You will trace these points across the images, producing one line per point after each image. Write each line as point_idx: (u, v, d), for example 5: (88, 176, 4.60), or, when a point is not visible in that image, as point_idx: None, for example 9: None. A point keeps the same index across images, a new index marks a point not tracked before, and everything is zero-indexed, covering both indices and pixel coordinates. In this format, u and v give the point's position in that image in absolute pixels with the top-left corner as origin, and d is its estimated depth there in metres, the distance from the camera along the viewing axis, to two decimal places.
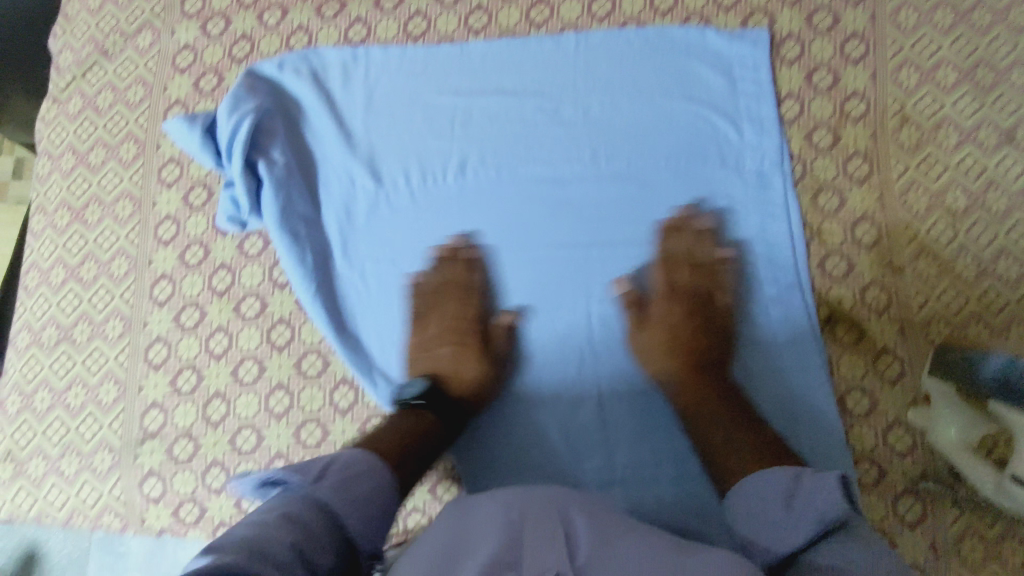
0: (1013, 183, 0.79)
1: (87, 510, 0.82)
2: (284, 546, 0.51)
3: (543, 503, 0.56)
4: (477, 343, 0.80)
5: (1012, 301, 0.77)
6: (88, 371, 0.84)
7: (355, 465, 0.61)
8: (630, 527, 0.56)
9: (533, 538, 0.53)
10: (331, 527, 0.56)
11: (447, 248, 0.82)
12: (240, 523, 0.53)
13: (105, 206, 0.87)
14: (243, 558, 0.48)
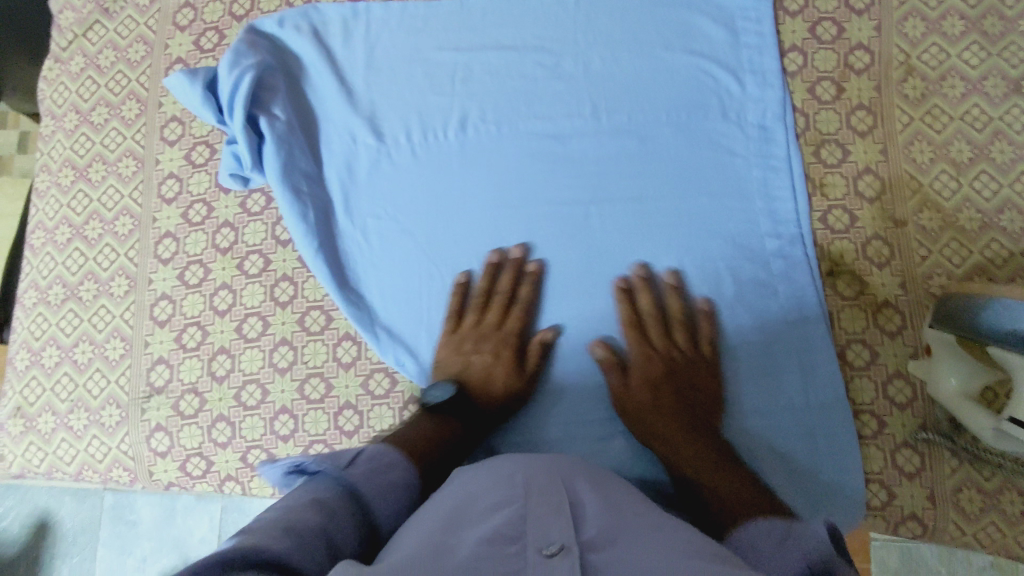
0: (1019, 134, 0.79)
1: (97, 464, 0.83)
2: (319, 527, 0.49)
3: (553, 486, 0.55)
4: (513, 355, 0.78)
5: (1017, 253, 0.77)
6: (95, 329, 0.85)
7: (381, 462, 0.61)
8: (647, 520, 0.53)
9: (541, 512, 0.51)
10: (359, 518, 0.54)
11: (495, 257, 0.81)
12: (266, 510, 0.50)
13: (108, 164, 0.88)
14: (281, 538, 0.45)
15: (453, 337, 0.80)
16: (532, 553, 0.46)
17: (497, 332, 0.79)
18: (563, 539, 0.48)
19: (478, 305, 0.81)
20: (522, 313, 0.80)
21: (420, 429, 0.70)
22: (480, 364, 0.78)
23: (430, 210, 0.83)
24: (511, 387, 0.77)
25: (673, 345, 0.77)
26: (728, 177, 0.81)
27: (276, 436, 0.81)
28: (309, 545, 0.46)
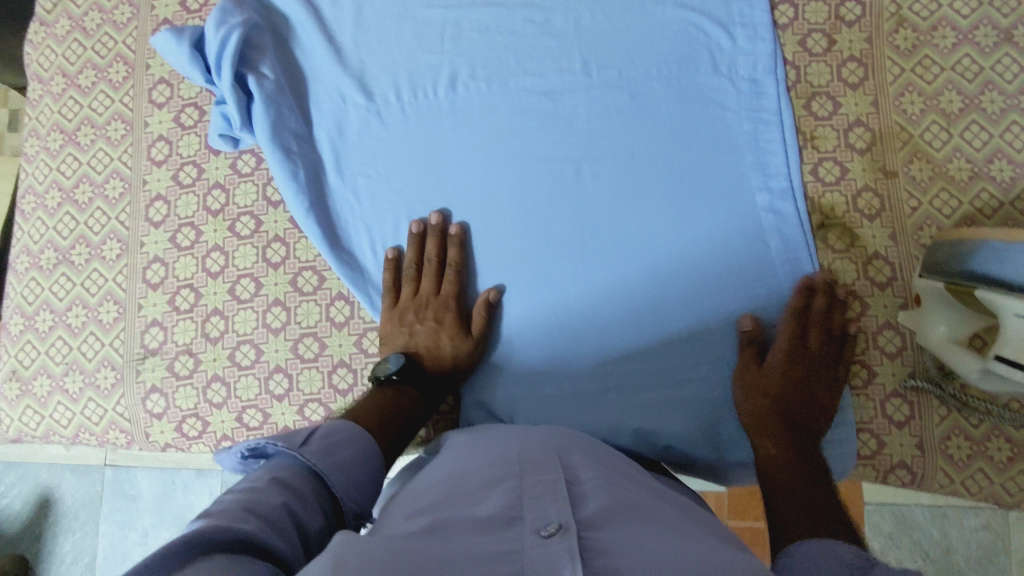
0: (1010, 83, 0.78)
1: (93, 426, 0.83)
2: (281, 507, 0.48)
3: (552, 471, 0.53)
4: (454, 318, 0.79)
5: (1007, 202, 0.77)
6: (89, 292, 0.85)
7: (335, 436, 0.61)
8: (646, 505, 0.52)
9: (538, 493, 0.49)
10: (320, 495, 0.54)
11: (424, 224, 0.81)
12: (224, 492, 0.50)
13: (97, 128, 0.87)
14: (246, 520, 0.44)
15: (394, 309, 0.80)
16: (529, 533, 0.44)
17: (434, 298, 0.80)
18: (561, 518, 0.46)
19: (410, 275, 0.81)
20: (455, 275, 0.80)
21: (374, 404, 0.71)
22: (425, 332, 0.79)
23: (421, 170, 0.83)
24: (461, 349, 0.78)
25: (665, 302, 0.78)
26: (718, 130, 0.80)
27: (271, 395, 0.81)
28: (274, 525, 0.46)
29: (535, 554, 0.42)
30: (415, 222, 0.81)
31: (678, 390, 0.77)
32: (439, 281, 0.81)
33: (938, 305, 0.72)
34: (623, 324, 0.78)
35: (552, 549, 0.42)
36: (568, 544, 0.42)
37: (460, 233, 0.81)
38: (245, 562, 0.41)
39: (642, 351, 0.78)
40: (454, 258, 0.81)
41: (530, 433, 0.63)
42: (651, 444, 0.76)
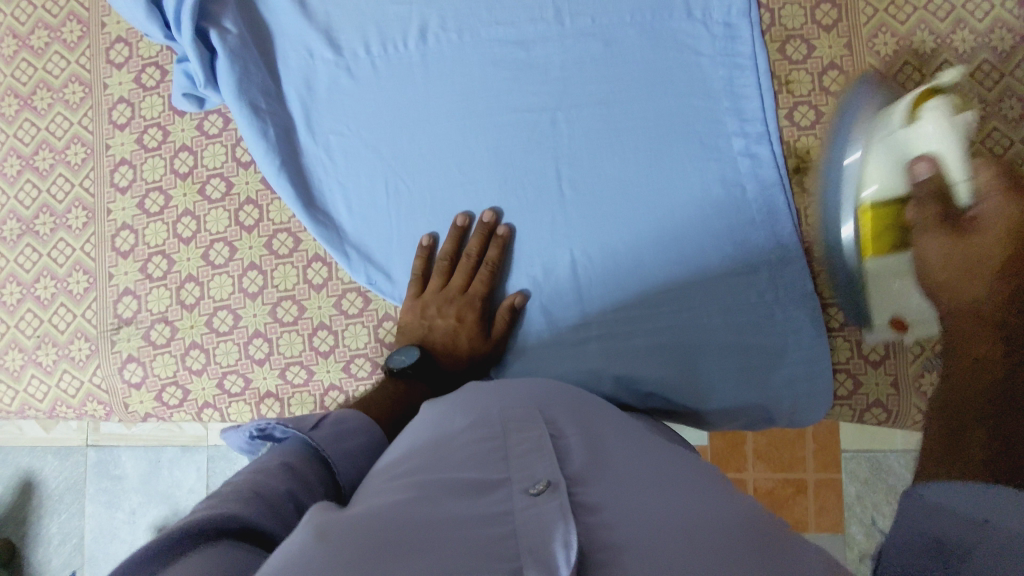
0: (981, 22, 0.78)
1: (70, 400, 0.82)
2: (286, 493, 0.49)
3: (536, 428, 0.53)
4: (475, 318, 0.78)
5: (978, 140, 0.77)
6: (56, 263, 0.82)
7: (346, 423, 0.62)
8: (630, 459, 0.52)
9: (524, 455, 0.48)
10: (324, 481, 0.55)
11: (461, 223, 0.79)
12: (234, 472, 0.51)
13: (54, 91, 0.84)
14: (249, 509, 0.45)
15: (416, 299, 0.79)
16: (518, 494, 0.44)
17: (460, 295, 0.78)
18: (550, 478, 0.45)
19: (441, 268, 0.79)
20: (488, 276, 0.78)
21: (385, 395, 0.71)
22: (443, 328, 0.78)
23: (394, 125, 0.82)
24: (476, 349, 0.77)
25: (644, 252, 0.78)
26: (693, 77, 0.80)
27: (251, 359, 0.80)
28: (276, 512, 0.47)
29: (527, 514, 0.42)
30: (458, 215, 0.80)
31: (656, 336, 0.77)
32: (470, 278, 0.79)
33: (897, 282, 0.72)
34: (602, 274, 0.79)
35: (544, 510, 0.42)
36: (559, 505, 0.42)
37: (506, 237, 0.79)
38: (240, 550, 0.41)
39: (622, 300, 0.78)
40: (493, 258, 0.79)
41: (511, 387, 0.63)
42: (634, 390, 0.77)
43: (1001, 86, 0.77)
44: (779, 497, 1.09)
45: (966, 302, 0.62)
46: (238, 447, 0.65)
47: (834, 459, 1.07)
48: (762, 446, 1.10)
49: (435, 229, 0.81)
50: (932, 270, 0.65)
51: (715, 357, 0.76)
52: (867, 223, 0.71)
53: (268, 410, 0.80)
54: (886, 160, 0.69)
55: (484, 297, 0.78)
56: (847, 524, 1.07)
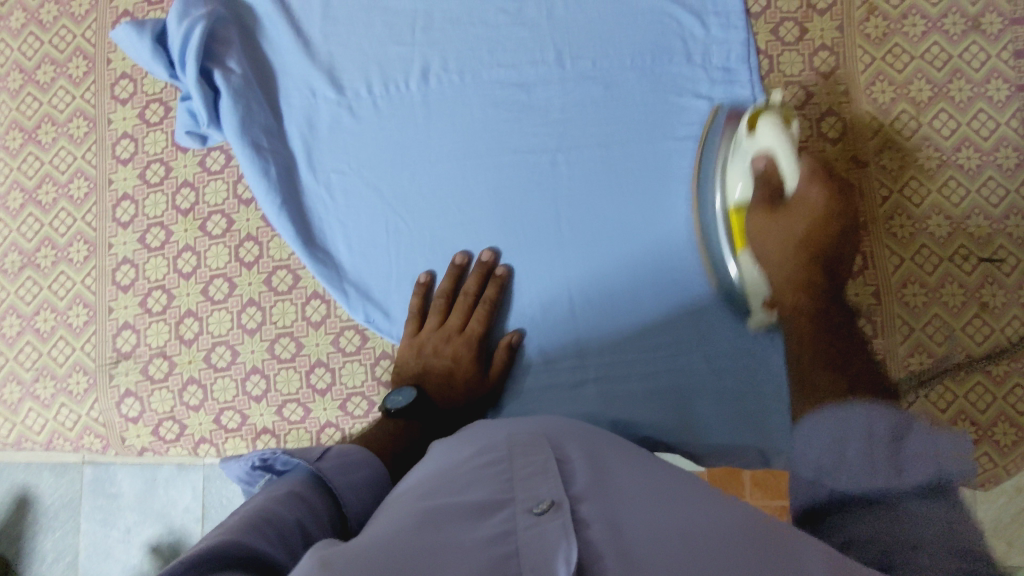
0: (977, 72, 0.79)
1: (67, 433, 0.82)
2: (296, 523, 0.50)
3: (540, 449, 0.51)
4: (471, 355, 0.77)
5: (972, 191, 0.79)
6: (56, 296, 0.83)
7: (349, 457, 0.61)
8: (638, 471, 0.51)
9: (528, 473, 0.48)
10: (331, 513, 0.55)
11: (458, 265, 0.80)
12: (247, 501, 0.52)
13: (58, 125, 0.85)
14: (261, 538, 0.46)
15: (414, 338, 0.79)
16: (522, 513, 0.43)
17: (457, 334, 0.78)
18: (553, 496, 0.45)
19: (439, 307, 0.79)
20: (484, 315, 0.78)
21: (385, 433, 0.70)
22: (438, 367, 0.77)
23: (395, 164, 0.82)
24: (472, 390, 0.77)
25: (641, 295, 0.78)
26: (691, 121, 0.80)
27: (248, 397, 0.81)
28: (285, 540, 0.48)
29: (529, 536, 0.41)
30: (460, 253, 0.80)
31: (653, 380, 0.77)
32: (467, 317, 0.79)
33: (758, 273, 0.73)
34: (599, 317, 0.79)
35: (546, 528, 0.41)
36: (562, 524, 0.41)
37: (506, 276, 0.80)
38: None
39: (619, 342, 0.78)
40: (490, 296, 0.79)
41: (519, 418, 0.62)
42: (630, 434, 0.77)
43: (995, 136, 0.79)
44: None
45: (788, 273, 0.70)
46: (236, 476, 0.64)
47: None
48: (759, 475, 1.10)
49: (434, 268, 0.81)
50: (772, 269, 0.71)
51: (713, 401, 0.76)
52: (736, 223, 0.75)
53: (264, 447, 0.81)
54: (741, 162, 0.74)
55: (481, 336, 0.78)
56: None
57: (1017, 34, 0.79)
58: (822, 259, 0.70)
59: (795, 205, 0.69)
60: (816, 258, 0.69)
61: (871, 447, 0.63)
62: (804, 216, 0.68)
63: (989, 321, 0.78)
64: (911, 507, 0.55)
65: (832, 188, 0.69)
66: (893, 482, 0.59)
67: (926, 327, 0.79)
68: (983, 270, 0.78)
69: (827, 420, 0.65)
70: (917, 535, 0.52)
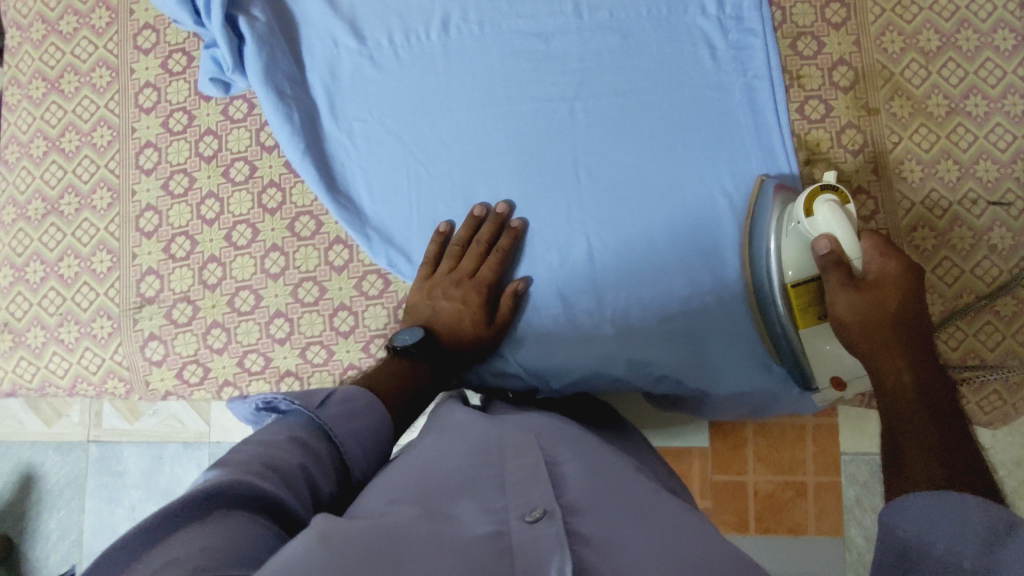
0: (984, 22, 0.82)
1: (91, 377, 0.83)
2: (297, 466, 0.50)
3: (532, 454, 0.53)
4: (482, 302, 0.78)
5: (980, 137, 0.81)
6: (80, 243, 0.84)
7: (351, 403, 0.60)
8: (630, 485, 0.52)
9: (523, 482, 0.48)
10: (334, 463, 0.55)
11: (474, 218, 0.81)
12: (246, 440, 0.52)
13: (81, 75, 0.86)
14: (257, 477, 0.45)
15: (425, 281, 0.80)
16: (514, 519, 0.44)
17: (468, 279, 0.79)
18: (546, 504, 0.45)
19: (453, 253, 0.81)
20: (496, 262, 0.79)
21: (390, 371, 0.71)
22: (449, 310, 0.78)
23: (416, 113, 0.84)
24: (480, 334, 0.78)
25: (657, 239, 0.79)
26: (706, 69, 0.81)
27: (272, 339, 0.82)
28: (287, 481, 0.47)
29: (523, 539, 0.42)
30: (480, 205, 0.81)
31: (669, 322, 0.77)
32: (479, 264, 0.80)
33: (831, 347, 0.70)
34: (617, 259, 0.79)
35: (539, 536, 0.42)
36: (557, 530, 0.42)
37: (523, 228, 0.81)
38: (252, 525, 0.42)
39: (634, 282, 0.79)
40: (504, 245, 0.80)
41: (511, 421, 0.62)
42: (645, 372, 0.79)
43: (1003, 84, 0.81)
44: (780, 502, 1.00)
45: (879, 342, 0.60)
46: (245, 416, 0.64)
47: (834, 460, 0.99)
48: (763, 448, 1.01)
49: (449, 218, 0.83)
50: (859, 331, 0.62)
51: (728, 344, 0.77)
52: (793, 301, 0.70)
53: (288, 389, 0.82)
54: (797, 242, 0.70)
55: (491, 283, 0.79)
56: (848, 527, 0.99)
57: None
58: (911, 320, 0.60)
59: (869, 282, 0.63)
60: (902, 318, 0.60)
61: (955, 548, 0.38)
62: (884, 290, 0.62)
63: (999, 263, 0.80)
64: None
65: (905, 262, 0.63)
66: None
67: (937, 269, 0.81)
68: (992, 214, 0.80)
69: (924, 505, 0.42)
70: None
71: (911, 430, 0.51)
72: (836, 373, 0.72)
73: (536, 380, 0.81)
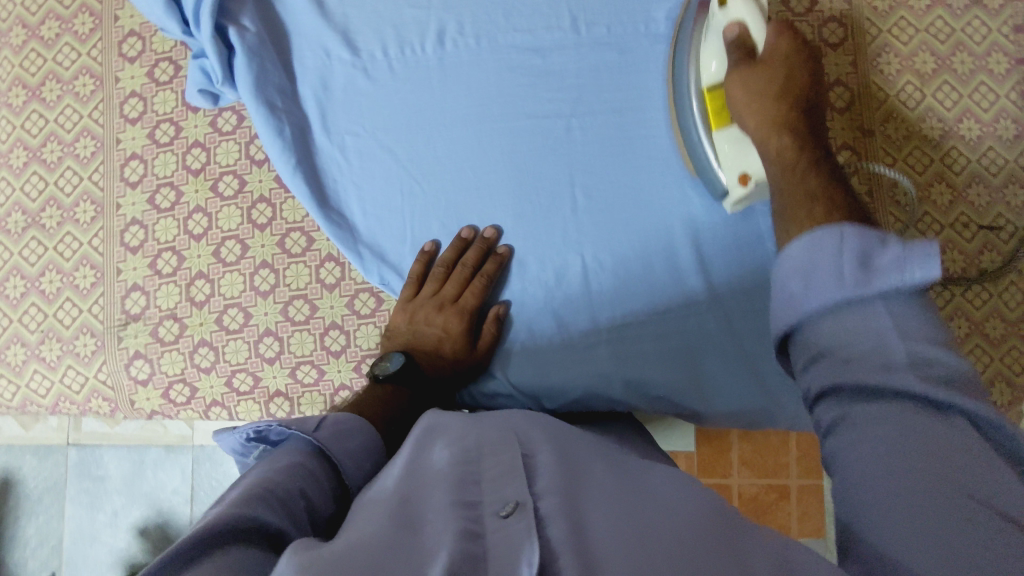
0: (979, 45, 0.82)
1: (74, 396, 0.81)
2: (297, 492, 0.48)
3: (507, 444, 0.50)
4: (462, 329, 0.77)
5: (973, 161, 0.82)
6: (62, 257, 0.82)
7: (343, 425, 0.59)
8: (611, 471, 0.49)
9: (496, 470, 0.46)
10: (331, 485, 0.53)
11: (462, 240, 0.79)
12: (243, 475, 0.50)
13: (63, 83, 0.83)
14: (254, 508, 0.44)
15: (409, 304, 0.79)
16: (487, 514, 0.42)
17: (451, 304, 0.78)
18: (518, 496, 0.43)
19: (438, 275, 0.79)
20: (480, 289, 0.78)
21: (373, 397, 0.70)
22: (430, 333, 0.78)
23: (409, 128, 0.82)
24: (460, 360, 0.77)
25: (655, 260, 0.78)
26: None
27: (261, 358, 0.80)
28: (288, 510, 0.46)
29: (496, 541, 0.40)
30: (467, 228, 0.80)
31: (666, 342, 0.77)
32: (463, 288, 0.79)
33: (733, 147, 0.68)
34: (614, 280, 0.78)
35: (513, 532, 0.40)
36: (527, 525, 0.40)
37: (507, 257, 0.80)
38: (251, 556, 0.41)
39: (628, 303, 0.78)
40: (489, 271, 0.79)
41: (492, 415, 0.59)
42: (642, 394, 0.77)
43: (995, 108, 0.81)
44: (763, 503, 1.01)
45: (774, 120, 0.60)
46: (231, 449, 0.61)
47: (818, 465, 0.99)
48: (747, 452, 1.01)
49: (439, 237, 0.81)
50: (748, 112, 0.62)
51: (721, 366, 0.76)
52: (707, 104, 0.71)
53: (277, 409, 0.80)
54: (712, 38, 0.70)
55: (473, 309, 0.78)
56: (829, 527, 1.00)
57: (1017, 10, 0.82)
58: (806, 107, 0.61)
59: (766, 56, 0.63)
60: (796, 95, 0.61)
61: (836, 266, 0.41)
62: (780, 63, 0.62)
63: (989, 286, 0.81)
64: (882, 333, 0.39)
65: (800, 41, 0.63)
66: (861, 292, 0.40)
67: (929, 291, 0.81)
68: (983, 237, 0.81)
69: (802, 247, 0.43)
70: (855, 320, 0.40)
71: (799, 193, 0.54)
72: (743, 172, 0.68)
73: (531, 402, 0.79)
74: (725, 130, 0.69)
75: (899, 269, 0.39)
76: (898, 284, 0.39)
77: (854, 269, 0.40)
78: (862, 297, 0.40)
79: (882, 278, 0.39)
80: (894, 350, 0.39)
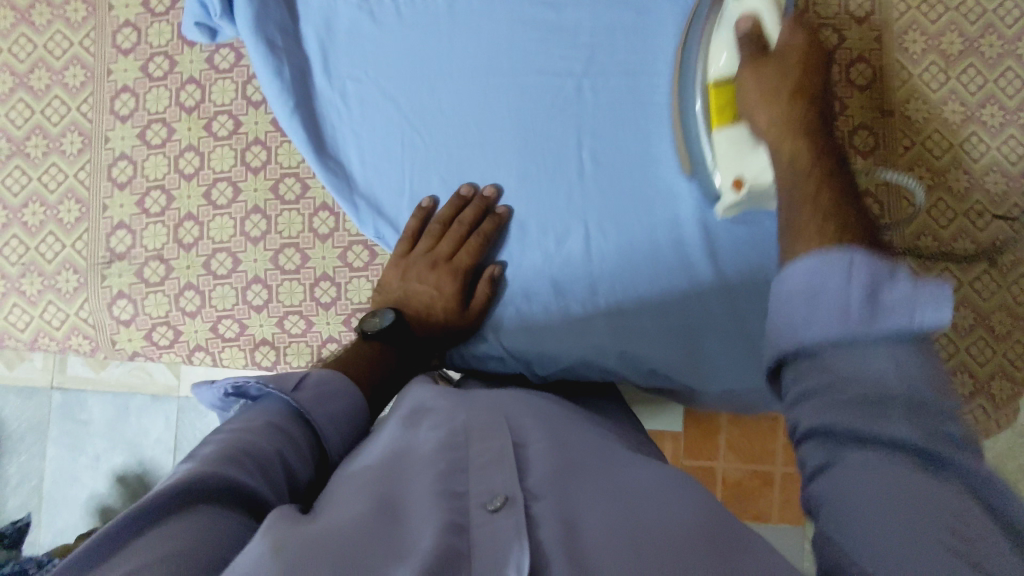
0: (1010, 28, 0.79)
1: (54, 332, 0.79)
2: (274, 452, 0.46)
3: (499, 431, 0.48)
4: (455, 288, 0.75)
5: (992, 148, 0.79)
6: (47, 189, 0.80)
7: (326, 385, 0.56)
8: (604, 463, 0.47)
9: (485, 459, 0.44)
10: (311, 449, 0.51)
11: (461, 198, 0.77)
12: (217, 431, 0.48)
13: (54, 7, 0.80)
14: (226, 469, 0.42)
15: (402, 259, 0.77)
16: (473, 505, 0.40)
17: (445, 262, 0.76)
18: (507, 490, 0.41)
19: (433, 232, 0.77)
20: (475, 248, 0.75)
21: (360, 354, 0.68)
22: (422, 292, 0.76)
23: (414, 77, 0.79)
24: (450, 322, 0.75)
25: (659, 230, 0.75)
26: None
27: (248, 306, 0.78)
28: (263, 471, 0.44)
29: (481, 534, 0.38)
30: (467, 185, 0.78)
31: (666, 318, 0.74)
32: (458, 245, 0.77)
33: (731, 147, 0.65)
34: (615, 248, 0.76)
35: (499, 527, 0.38)
36: (516, 521, 0.38)
37: (507, 217, 0.77)
38: (221, 519, 0.39)
39: (629, 272, 0.75)
40: (486, 230, 0.76)
41: (482, 398, 0.57)
42: (638, 368, 0.75)
43: (1021, 95, 0.78)
44: (745, 488, 1.00)
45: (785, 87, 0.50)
46: (209, 404, 0.58)
47: None
48: (734, 437, 1.00)
49: (438, 194, 0.79)
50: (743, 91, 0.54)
51: (723, 344, 0.73)
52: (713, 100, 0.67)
53: (262, 358, 0.79)
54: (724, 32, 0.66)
55: (467, 267, 0.75)
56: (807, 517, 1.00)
57: None
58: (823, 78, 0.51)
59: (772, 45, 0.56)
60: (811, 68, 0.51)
61: (844, 302, 0.34)
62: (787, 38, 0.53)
63: (997, 278, 0.79)
64: (881, 380, 0.33)
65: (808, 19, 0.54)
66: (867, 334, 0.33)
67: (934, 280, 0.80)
68: (995, 229, 0.79)
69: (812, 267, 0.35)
70: (851, 359, 0.33)
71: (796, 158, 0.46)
72: (739, 174, 0.65)
73: (524, 369, 0.78)
74: (725, 129, 0.65)
75: (910, 313, 0.33)
76: (908, 331, 0.33)
77: (861, 307, 0.33)
78: (863, 340, 0.33)
79: (890, 320, 0.33)
80: (895, 388, 0.32)
